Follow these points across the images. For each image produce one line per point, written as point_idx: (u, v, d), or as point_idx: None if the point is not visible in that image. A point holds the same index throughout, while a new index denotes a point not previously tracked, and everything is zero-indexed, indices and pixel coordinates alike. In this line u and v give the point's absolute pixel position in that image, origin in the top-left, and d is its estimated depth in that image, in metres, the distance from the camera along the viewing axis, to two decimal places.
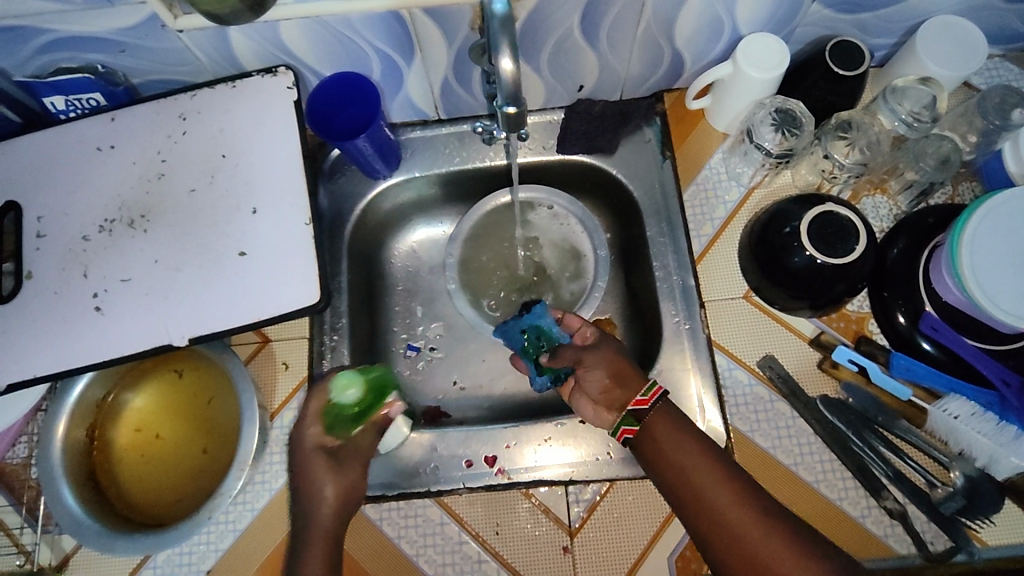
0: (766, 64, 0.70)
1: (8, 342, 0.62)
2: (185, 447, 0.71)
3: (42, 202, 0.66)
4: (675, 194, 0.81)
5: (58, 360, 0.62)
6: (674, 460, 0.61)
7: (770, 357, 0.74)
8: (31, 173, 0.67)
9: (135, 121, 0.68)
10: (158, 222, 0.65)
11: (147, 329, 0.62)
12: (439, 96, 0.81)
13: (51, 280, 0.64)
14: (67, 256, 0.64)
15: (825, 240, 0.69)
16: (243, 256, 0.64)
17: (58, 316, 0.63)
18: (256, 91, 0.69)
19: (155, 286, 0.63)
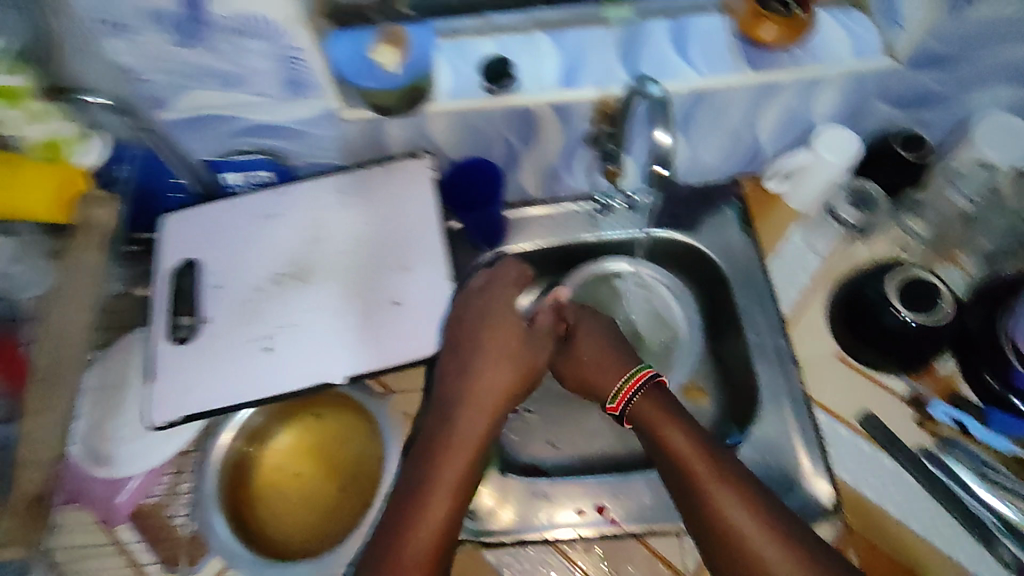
0: (840, 150, 0.81)
1: (187, 380, 0.70)
2: (323, 486, 0.75)
3: (218, 259, 0.76)
4: (761, 265, 0.89)
5: (232, 391, 0.70)
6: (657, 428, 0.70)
7: (870, 412, 0.78)
8: (211, 236, 0.78)
9: (299, 195, 0.79)
10: (321, 276, 0.76)
11: (314, 368, 0.71)
12: (546, 179, 0.93)
13: (225, 325, 0.73)
14: (241, 306, 0.74)
15: (915, 300, 0.75)
16: (397, 305, 0.74)
17: (235, 355, 0.71)
18: (403, 171, 0.79)
19: (323, 331, 0.73)
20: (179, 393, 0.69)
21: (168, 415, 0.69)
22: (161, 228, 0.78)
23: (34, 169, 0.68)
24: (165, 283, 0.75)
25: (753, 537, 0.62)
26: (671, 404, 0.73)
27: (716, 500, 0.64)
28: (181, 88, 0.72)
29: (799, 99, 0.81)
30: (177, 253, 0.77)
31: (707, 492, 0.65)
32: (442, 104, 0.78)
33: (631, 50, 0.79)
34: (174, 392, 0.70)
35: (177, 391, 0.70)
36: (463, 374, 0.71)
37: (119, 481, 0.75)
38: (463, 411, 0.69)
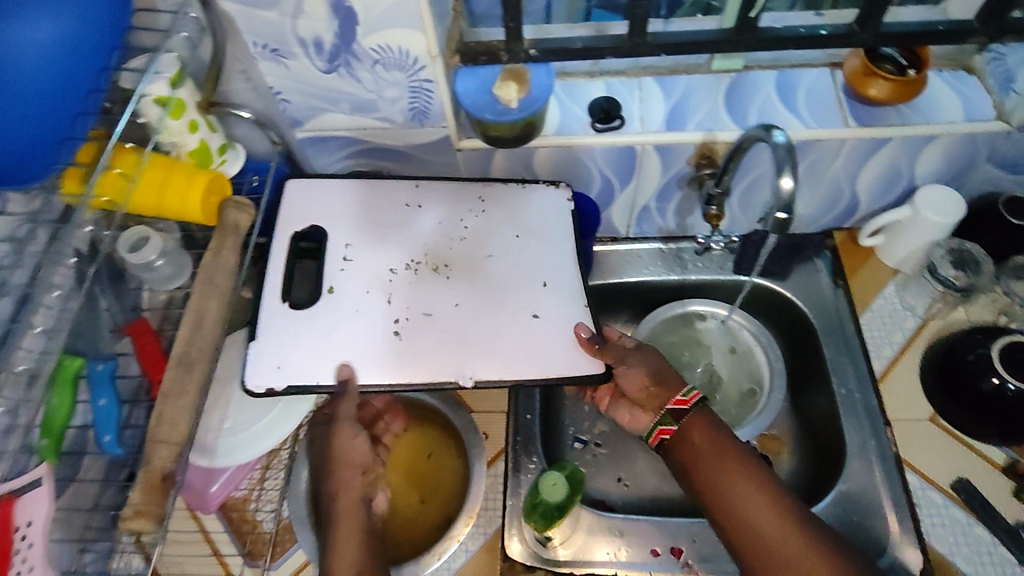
0: (945, 210, 0.81)
1: (299, 351, 0.72)
2: (404, 496, 0.80)
3: (346, 233, 0.81)
4: (851, 319, 0.87)
5: (352, 373, 0.71)
6: (710, 459, 0.70)
7: (966, 480, 0.75)
8: (343, 215, 0.81)
9: (441, 193, 0.84)
10: (458, 273, 0.79)
11: (439, 367, 0.72)
12: (635, 216, 0.95)
13: (348, 300, 0.76)
14: (370, 283, 0.77)
15: (1018, 365, 0.74)
16: (536, 317, 0.76)
17: (367, 329, 0.74)
18: (540, 199, 0.84)
19: (447, 326, 0.75)
20: (286, 357, 0.72)
21: (271, 381, 0.70)
22: (288, 188, 0.82)
23: (183, 171, 0.70)
24: (287, 252, 0.78)
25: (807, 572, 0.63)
26: (716, 424, 0.72)
27: (782, 543, 0.64)
28: (314, 108, 0.78)
29: (904, 155, 0.81)
30: (304, 218, 0.80)
31: (761, 526, 0.66)
32: (550, 138, 0.82)
33: (735, 99, 0.82)
34: (279, 358, 0.71)
35: (282, 356, 0.72)
36: (331, 469, 0.70)
37: (214, 472, 0.79)
38: (336, 494, 0.69)
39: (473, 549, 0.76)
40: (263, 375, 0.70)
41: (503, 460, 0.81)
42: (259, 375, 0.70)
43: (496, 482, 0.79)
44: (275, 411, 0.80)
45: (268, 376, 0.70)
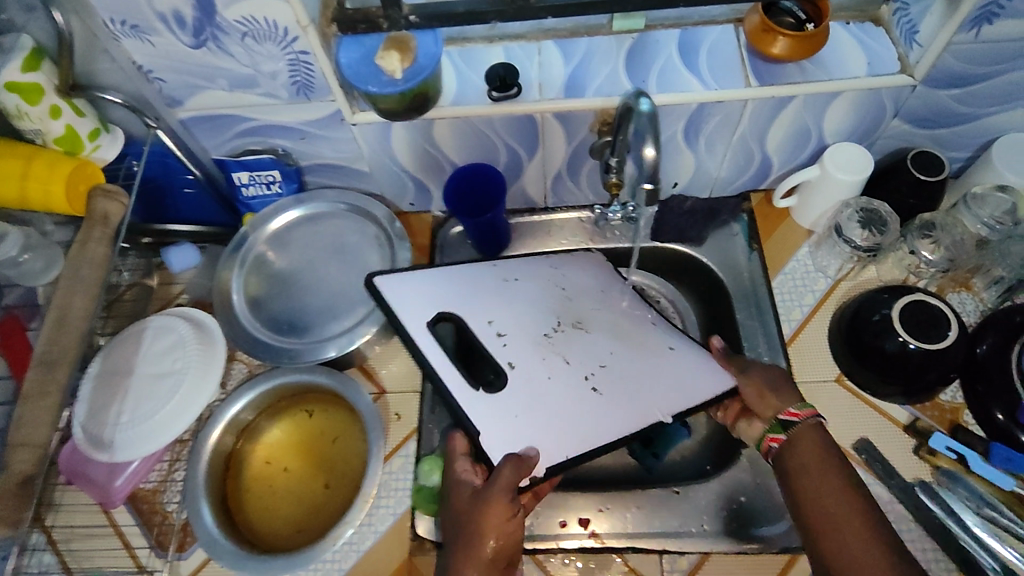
0: (853, 169, 0.79)
1: (554, 428, 0.66)
2: (308, 481, 0.76)
3: (486, 308, 0.74)
4: (764, 282, 0.87)
5: (591, 432, 0.66)
6: (808, 463, 0.65)
7: (867, 440, 0.76)
8: (453, 290, 0.75)
9: (526, 265, 0.83)
10: (592, 328, 0.77)
11: (632, 414, 0.69)
12: (550, 186, 0.93)
13: (532, 373, 0.70)
14: (541, 355, 0.72)
15: (918, 327, 0.74)
16: (673, 350, 0.77)
17: (562, 399, 0.68)
18: (582, 260, 0.88)
19: (625, 382, 0.71)
20: (541, 440, 0.64)
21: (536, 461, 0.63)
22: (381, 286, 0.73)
23: (48, 159, 0.69)
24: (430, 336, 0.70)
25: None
26: (829, 442, 0.66)
27: (851, 551, 0.57)
28: (192, 87, 0.74)
29: (810, 114, 0.78)
30: (428, 307, 0.72)
31: (834, 536, 0.59)
32: (446, 109, 0.79)
33: (637, 61, 0.79)
34: (533, 440, 0.64)
35: (537, 441, 0.65)
36: (467, 536, 0.64)
37: (118, 466, 0.79)
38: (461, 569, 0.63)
39: (382, 530, 0.75)
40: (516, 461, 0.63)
41: (413, 440, 0.81)
42: (518, 459, 0.62)
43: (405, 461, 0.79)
44: (172, 402, 0.78)
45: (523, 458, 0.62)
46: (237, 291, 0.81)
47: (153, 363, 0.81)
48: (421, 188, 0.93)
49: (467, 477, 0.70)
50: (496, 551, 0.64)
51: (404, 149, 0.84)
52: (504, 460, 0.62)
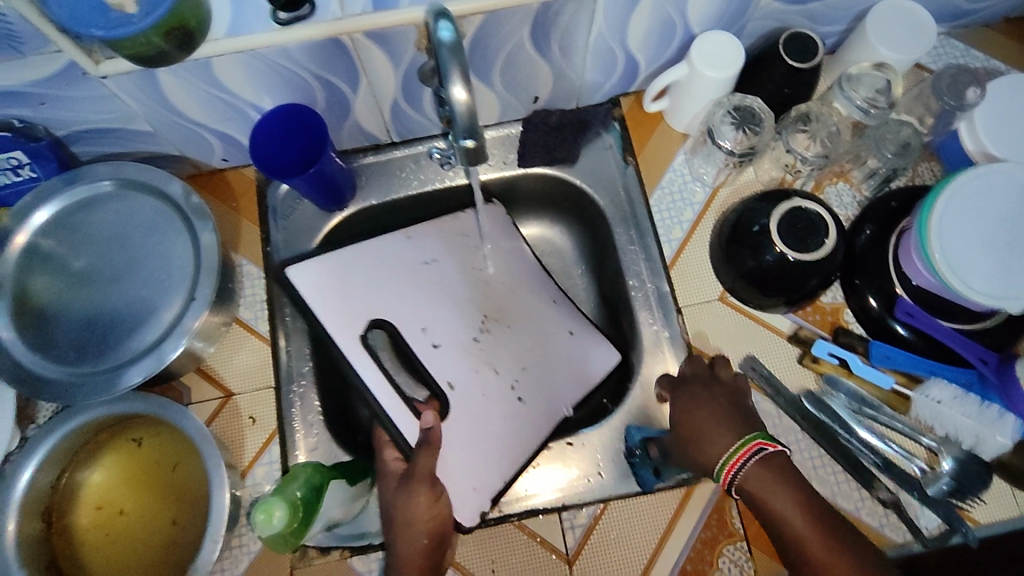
0: (718, 63, 0.70)
1: (490, 455, 0.70)
2: (153, 520, 0.66)
3: (416, 316, 0.74)
4: (641, 200, 0.80)
5: (511, 456, 0.70)
6: (693, 413, 0.64)
7: (752, 357, 0.73)
8: (361, 296, 0.73)
9: (431, 237, 0.78)
10: (510, 322, 0.76)
11: (546, 414, 0.73)
12: (391, 120, 0.78)
13: (462, 385, 0.72)
14: (468, 364, 0.73)
15: (796, 236, 0.68)
16: (572, 334, 0.77)
17: (490, 416, 0.71)
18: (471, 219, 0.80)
19: (541, 377, 0.75)
20: (483, 478, 0.69)
21: (478, 504, 0.68)
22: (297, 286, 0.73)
23: None
24: (363, 353, 0.71)
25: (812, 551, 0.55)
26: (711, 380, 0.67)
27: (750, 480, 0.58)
28: None
29: (669, 2, 0.67)
30: (356, 319, 0.72)
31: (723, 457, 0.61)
32: (222, 43, 0.61)
33: None
34: (472, 479, 0.68)
35: (475, 477, 0.69)
36: (391, 530, 0.63)
37: None
38: (400, 558, 0.62)
39: (257, 549, 0.69)
40: (465, 508, 0.67)
41: (276, 443, 0.73)
42: (463, 512, 0.67)
43: (271, 469, 0.72)
44: None
45: (468, 507, 0.67)
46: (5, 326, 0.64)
47: None
48: (230, 140, 0.76)
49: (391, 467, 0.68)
50: (432, 535, 0.63)
51: (186, 100, 0.67)
52: (419, 450, 0.65)
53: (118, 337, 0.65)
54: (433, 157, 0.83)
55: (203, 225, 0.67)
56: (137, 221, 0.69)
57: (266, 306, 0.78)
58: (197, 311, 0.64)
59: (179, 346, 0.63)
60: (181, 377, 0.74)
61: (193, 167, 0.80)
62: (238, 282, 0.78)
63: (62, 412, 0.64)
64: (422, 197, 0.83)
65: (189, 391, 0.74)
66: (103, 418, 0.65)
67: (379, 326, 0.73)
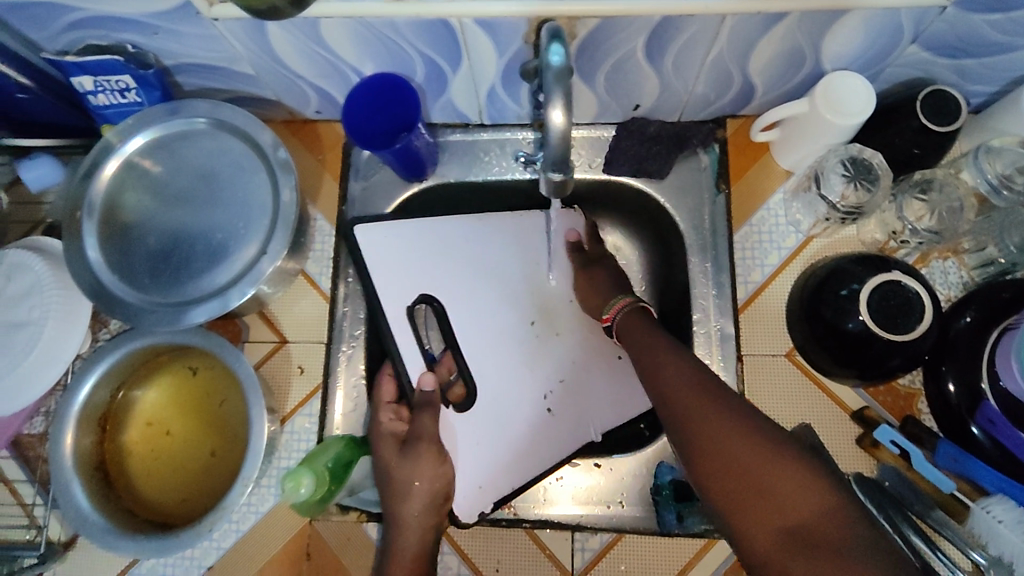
0: (844, 110, 0.64)
1: (502, 460, 0.72)
2: (195, 446, 0.70)
3: (464, 296, 0.76)
4: (726, 232, 0.75)
5: (524, 467, 0.72)
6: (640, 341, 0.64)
7: (808, 428, 0.70)
8: (422, 267, 0.76)
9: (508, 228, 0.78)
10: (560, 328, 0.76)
11: (574, 432, 0.73)
12: (485, 102, 0.75)
13: (493, 392, 0.74)
14: (508, 375, 0.74)
15: (887, 313, 0.63)
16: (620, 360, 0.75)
17: (514, 420, 0.73)
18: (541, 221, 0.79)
19: (577, 400, 0.74)
20: (491, 478, 0.71)
21: (479, 505, 0.70)
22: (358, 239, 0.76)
23: None
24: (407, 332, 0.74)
25: (746, 462, 0.51)
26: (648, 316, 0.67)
27: (688, 400, 0.56)
28: None
29: (804, 33, 0.61)
30: (410, 287, 0.75)
31: (713, 425, 0.53)
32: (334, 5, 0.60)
33: None
34: (478, 478, 0.71)
35: (482, 474, 0.71)
36: (390, 494, 0.66)
37: None
38: (400, 519, 0.65)
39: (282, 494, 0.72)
40: (467, 502, 0.70)
41: (318, 397, 0.75)
42: (464, 506, 0.70)
43: (310, 421, 0.74)
44: (35, 353, 0.69)
45: (466, 502, 0.70)
46: (94, 241, 0.68)
47: (10, 308, 0.71)
48: (324, 95, 0.76)
49: (389, 427, 0.69)
50: (431, 494, 0.67)
51: (291, 53, 0.67)
52: (421, 412, 0.69)
53: (191, 272, 0.68)
54: (518, 161, 0.80)
55: (286, 179, 0.68)
56: (226, 162, 0.71)
57: (332, 264, 0.79)
58: (267, 263, 0.66)
59: (244, 294, 0.65)
60: (243, 316, 0.77)
61: (286, 113, 0.81)
62: (310, 234, 0.80)
63: (129, 332, 0.67)
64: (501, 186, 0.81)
65: (247, 330, 0.77)
66: (164, 344, 0.68)
67: (428, 302, 0.76)
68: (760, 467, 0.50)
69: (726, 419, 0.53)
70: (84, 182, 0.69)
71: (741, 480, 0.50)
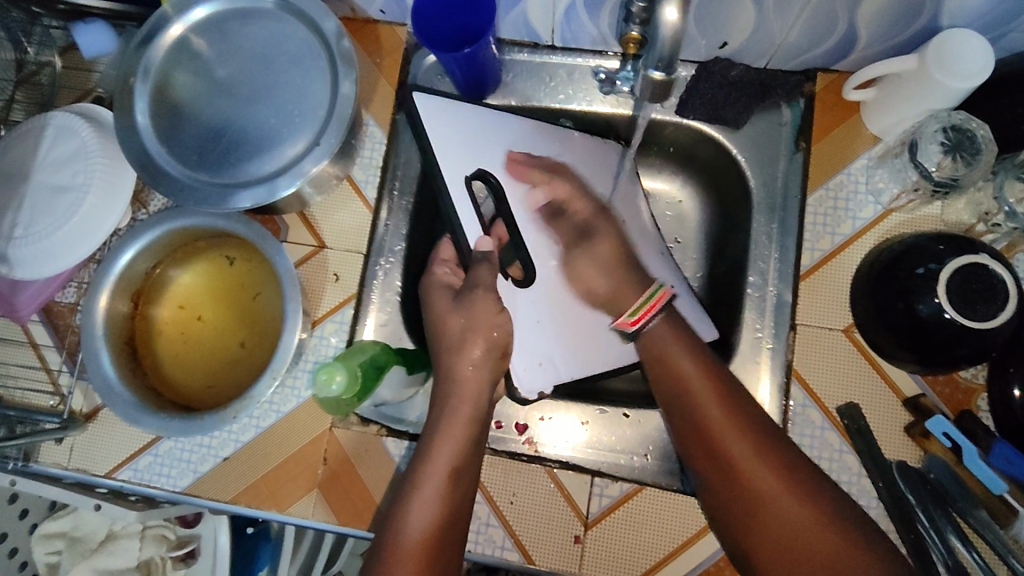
0: (961, 70, 0.58)
1: (561, 344, 0.70)
2: (225, 336, 0.69)
3: (531, 185, 0.71)
4: (798, 194, 0.71)
5: (581, 365, 0.71)
6: (664, 358, 0.63)
7: (854, 407, 0.66)
8: (489, 140, 0.70)
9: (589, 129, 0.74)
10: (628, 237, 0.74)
11: (630, 349, 0.71)
12: (560, 21, 0.70)
13: (556, 280, 0.71)
14: (572, 270, 0.70)
15: (966, 297, 0.58)
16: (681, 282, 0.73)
17: (572, 320, 0.71)
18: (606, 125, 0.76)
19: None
20: (550, 358, 0.70)
21: (539, 384, 0.69)
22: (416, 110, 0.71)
23: None
24: (465, 198, 0.69)
25: (772, 516, 0.53)
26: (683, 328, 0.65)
27: (714, 443, 0.57)
28: None
29: None
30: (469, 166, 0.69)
31: (739, 481, 0.55)
32: None
33: None
34: (540, 354, 0.70)
35: (545, 354, 0.70)
36: (444, 349, 0.64)
37: (20, 282, 0.71)
38: (451, 374, 0.63)
39: (305, 395, 0.72)
40: (526, 378, 0.69)
41: (351, 306, 0.73)
42: (524, 380, 0.69)
43: (340, 329, 0.72)
44: (73, 222, 0.67)
45: (528, 377, 0.69)
46: (144, 112, 0.66)
47: (53, 172, 0.70)
48: None
49: (443, 279, 0.70)
50: (489, 349, 0.65)
51: None
52: (478, 265, 0.67)
53: (238, 157, 0.65)
54: (596, 76, 0.76)
55: (346, 73, 0.64)
56: (284, 48, 0.67)
57: (380, 173, 0.76)
58: (317, 157, 0.63)
59: (292, 186, 0.63)
60: (284, 214, 0.75)
61: (350, 9, 0.77)
62: (361, 139, 0.76)
63: (172, 210, 0.66)
64: (563, 114, 0.77)
65: (287, 229, 0.75)
66: (206, 227, 0.67)
67: (483, 179, 0.70)
68: (787, 522, 0.52)
69: (753, 473, 0.55)
70: (139, 50, 0.67)
71: (770, 533, 0.53)
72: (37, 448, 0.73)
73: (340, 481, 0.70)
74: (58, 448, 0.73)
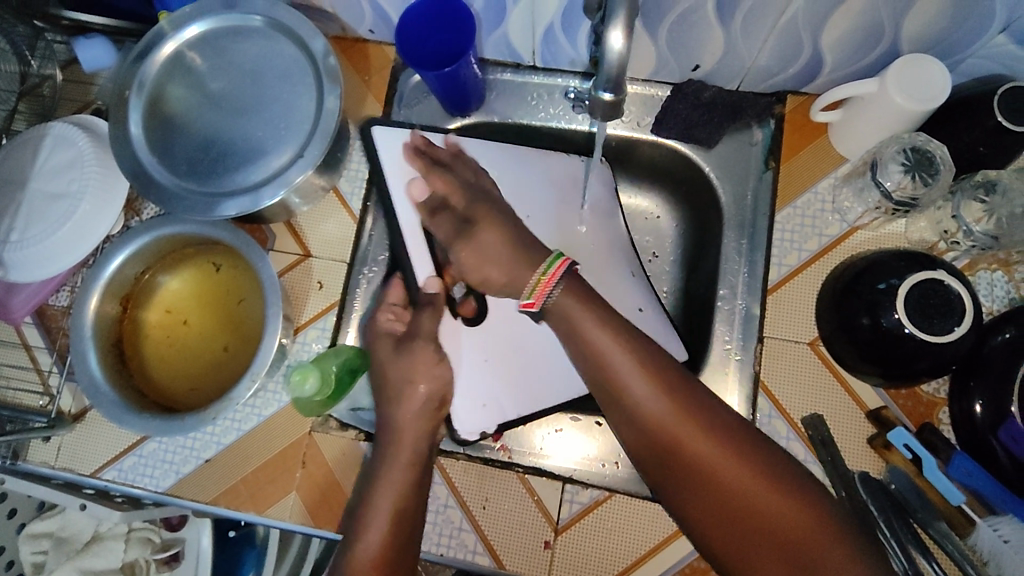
0: (917, 94, 0.60)
1: (503, 382, 0.72)
2: (209, 340, 0.72)
3: None
4: (767, 212, 0.73)
5: (533, 400, 0.71)
6: (580, 336, 0.58)
7: (818, 418, 0.68)
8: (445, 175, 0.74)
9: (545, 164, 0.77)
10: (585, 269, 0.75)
11: None
12: (539, 42, 0.73)
13: (506, 315, 0.73)
14: None
15: (923, 312, 0.60)
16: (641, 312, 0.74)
17: (523, 355, 0.73)
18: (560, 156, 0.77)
19: None
20: (495, 398, 0.71)
21: (483, 424, 0.70)
22: (380, 142, 0.74)
23: None
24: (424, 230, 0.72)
25: (723, 480, 0.52)
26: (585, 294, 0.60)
27: (653, 422, 0.55)
28: None
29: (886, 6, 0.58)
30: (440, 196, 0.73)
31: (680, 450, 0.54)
32: None
33: None
34: (484, 396, 0.71)
35: (489, 394, 0.71)
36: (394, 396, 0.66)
37: (16, 286, 0.73)
38: (396, 424, 0.65)
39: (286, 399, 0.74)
40: (469, 420, 0.70)
41: (333, 313, 0.76)
42: (466, 423, 0.70)
43: (322, 335, 0.75)
44: (65, 228, 0.70)
45: (471, 418, 0.70)
46: (137, 124, 0.69)
47: (50, 180, 0.73)
48: (379, 13, 0.74)
49: (387, 327, 0.70)
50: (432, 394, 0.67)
51: None
52: (423, 311, 0.70)
53: (226, 167, 0.68)
54: (567, 96, 0.79)
55: (331, 89, 0.67)
56: (273, 65, 0.70)
57: (365, 186, 0.79)
58: (301, 168, 0.66)
59: (275, 196, 0.65)
60: (271, 223, 0.77)
61: (340, 29, 0.80)
62: (348, 153, 0.79)
63: (161, 218, 0.68)
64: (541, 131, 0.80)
65: (274, 238, 0.78)
66: (194, 235, 0.69)
67: None
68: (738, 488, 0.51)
69: (698, 443, 0.53)
70: (136, 65, 0.70)
71: (722, 503, 0.52)
72: (25, 448, 0.75)
73: (317, 484, 0.72)
74: (46, 448, 0.75)
